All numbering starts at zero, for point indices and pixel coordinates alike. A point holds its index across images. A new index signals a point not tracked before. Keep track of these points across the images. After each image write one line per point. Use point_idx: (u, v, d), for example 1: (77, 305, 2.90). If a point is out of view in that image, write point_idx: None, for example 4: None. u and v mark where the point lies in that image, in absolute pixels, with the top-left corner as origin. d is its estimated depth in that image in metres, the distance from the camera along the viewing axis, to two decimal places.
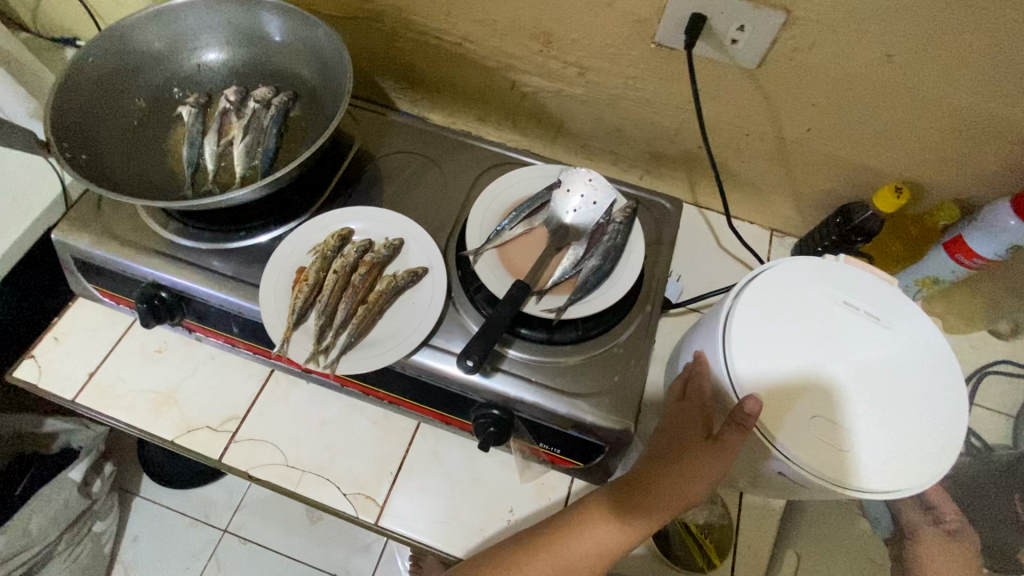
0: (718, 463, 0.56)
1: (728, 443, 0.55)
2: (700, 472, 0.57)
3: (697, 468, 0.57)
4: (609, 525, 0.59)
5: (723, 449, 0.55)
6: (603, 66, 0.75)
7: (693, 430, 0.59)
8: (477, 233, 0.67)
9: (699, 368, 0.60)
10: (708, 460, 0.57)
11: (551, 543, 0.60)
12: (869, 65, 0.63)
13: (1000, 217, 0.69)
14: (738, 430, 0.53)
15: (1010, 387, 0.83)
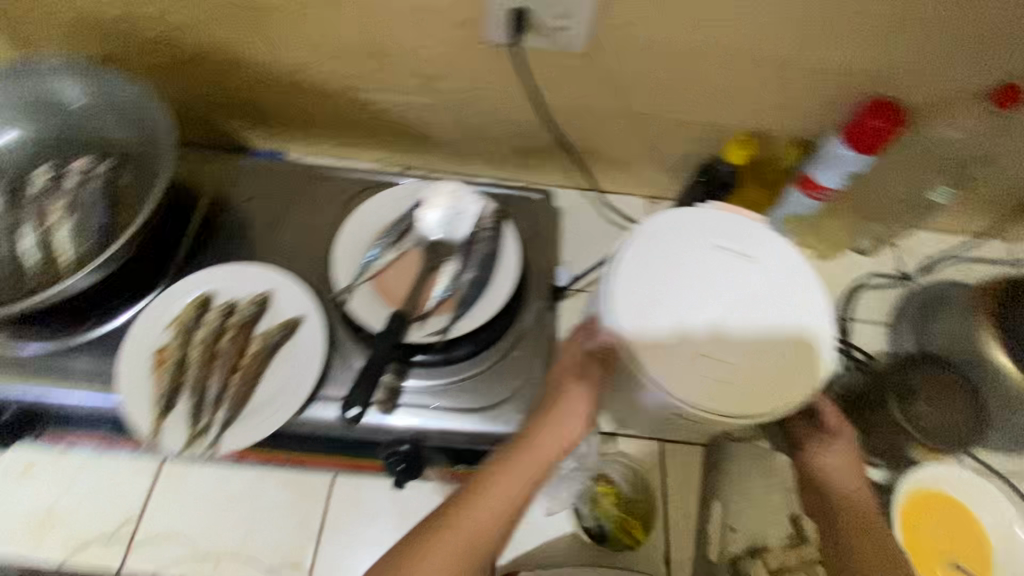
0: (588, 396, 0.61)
1: (597, 377, 0.61)
2: (577, 408, 0.61)
3: (572, 403, 0.61)
4: (512, 472, 0.55)
5: (593, 381, 0.61)
6: (445, 72, 0.74)
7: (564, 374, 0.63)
8: (346, 268, 0.64)
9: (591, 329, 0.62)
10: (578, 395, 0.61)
11: (453, 509, 0.53)
12: (689, 31, 0.64)
13: (836, 151, 0.73)
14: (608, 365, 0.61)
15: (882, 298, 0.90)
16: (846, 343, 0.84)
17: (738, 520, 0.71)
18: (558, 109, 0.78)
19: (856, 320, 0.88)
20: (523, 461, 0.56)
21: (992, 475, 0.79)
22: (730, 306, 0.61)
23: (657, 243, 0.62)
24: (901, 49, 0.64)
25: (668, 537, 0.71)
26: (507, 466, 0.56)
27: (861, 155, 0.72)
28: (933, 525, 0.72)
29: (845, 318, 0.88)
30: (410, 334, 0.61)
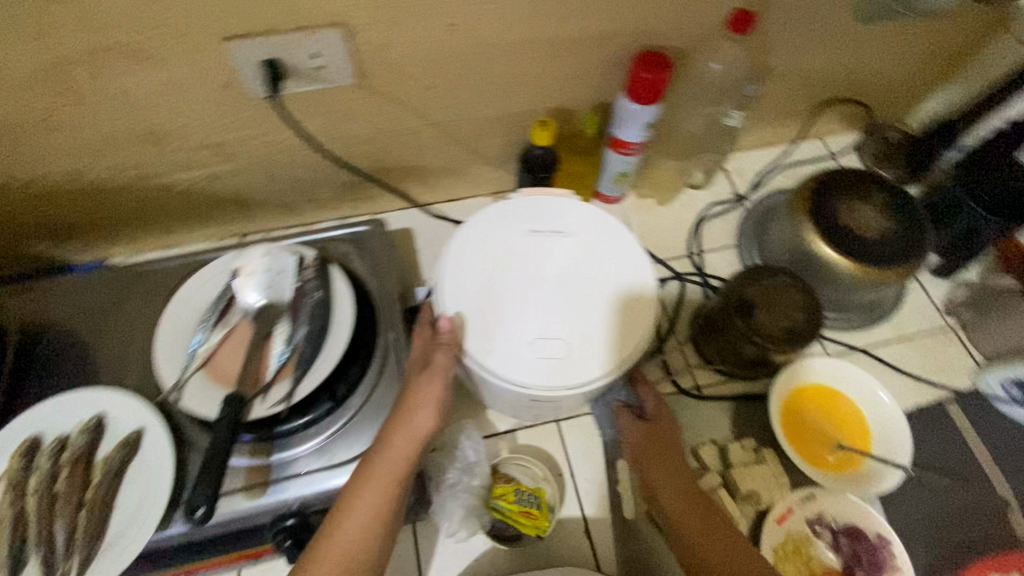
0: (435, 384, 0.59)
1: (439, 363, 0.59)
2: (430, 398, 0.59)
3: (421, 395, 0.59)
4: (375, 481, 0.54)
5: (437, 368, 0.60)
6: (231, 136, 0.72)
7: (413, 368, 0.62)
8: (170, 366, 0.62)
9: (446, 338, 0.60)
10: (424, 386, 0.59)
11: (322, 539, 0.51)
12: (443, 37, 0.66)
13: (627, 110, 0.77)
14: (449, 350, 0.59)
15: (725, 224, 0.97)
16: (702, 275, 0.91)
17: None
18: (361, 138, 0.78)
19: (706, 252, 0.94)
20: (386, 471, 0.55)
21: (855, 351, 0.86)
22: (556, 283, 0.63)
23: (475, 244, 0.64)
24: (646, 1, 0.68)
25: (586, 513, 0.73)
26: (369, 480, 0.54)
27: (649, 107, 0.76)
28: (814, 413, 0.77)
29: (697, 253, 0.93)
30: (254, 411, 0.60)
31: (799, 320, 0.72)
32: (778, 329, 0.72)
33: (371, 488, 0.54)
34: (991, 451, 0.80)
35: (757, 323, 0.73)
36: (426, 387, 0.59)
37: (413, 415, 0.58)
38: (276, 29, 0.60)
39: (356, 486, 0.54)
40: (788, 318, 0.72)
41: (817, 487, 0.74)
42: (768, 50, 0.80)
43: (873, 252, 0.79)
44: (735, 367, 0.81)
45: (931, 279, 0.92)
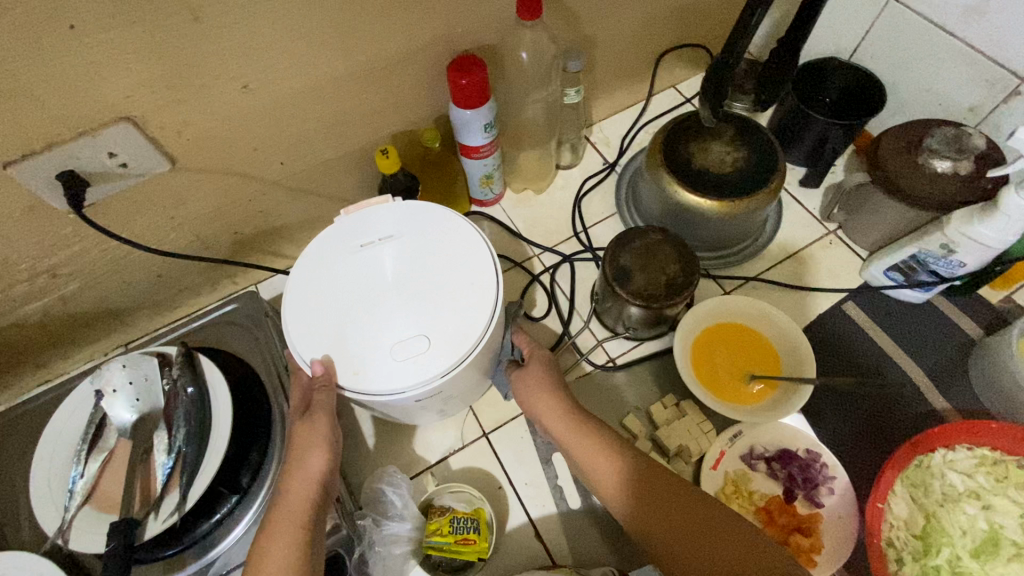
0: (318, 428, 0.60)
1: (320, 405, 0.60)
2: (318, 441, 0.60)
3: (305, 441, 0.60)
4: (280, 537, 0.53)
5: (319, 409, 0.60)
6: (65, 254, 0.69)
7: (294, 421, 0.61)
8: (52, 511, 0.59)
9: (317, 382, 0.60)
10: (306, 435, 0.60)
11: None
12: (242, 99, 0.64)
13: (462, 116, 0.77)
14: (325, 391, 0.60)
15: (602, 195, 0.98)
16: (591, 250, 0.92)
17: None
18: (206, 218, 0.76)
19: (590, 227, 0.95)
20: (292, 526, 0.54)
21: (750, 281, 0.88)
22: (397, 284, 0.64)
23: (308, 278, 0.64)
24: (439, 10, 0.68)
25: (532, 515, 0.73)
26: (274, 538, 0.53)
27: (480, 108, 0.75)
28: (721, 351, 0.80)
29: (583, 231, 0.94)
30: (148, 529, 0.57)
31: (673, 271, 0.73)
32: (654, 284, 0.73)
33: (279, 545, 0.53)
34: (891, 334, 0.83)
35: (634, 285, 0.73)
36: (307, 434, 0.60)
37: (305, 461, 0.59)
38: (62, 139, 0.58)
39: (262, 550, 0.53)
40: (662, 272, 0.73)
41: (742, 421, 0.75)
42: (580, 23, 0.81)
43: (712, 170, 0.82)
44: (639, 330, 0.82)
45: (803, 190, 0.95)
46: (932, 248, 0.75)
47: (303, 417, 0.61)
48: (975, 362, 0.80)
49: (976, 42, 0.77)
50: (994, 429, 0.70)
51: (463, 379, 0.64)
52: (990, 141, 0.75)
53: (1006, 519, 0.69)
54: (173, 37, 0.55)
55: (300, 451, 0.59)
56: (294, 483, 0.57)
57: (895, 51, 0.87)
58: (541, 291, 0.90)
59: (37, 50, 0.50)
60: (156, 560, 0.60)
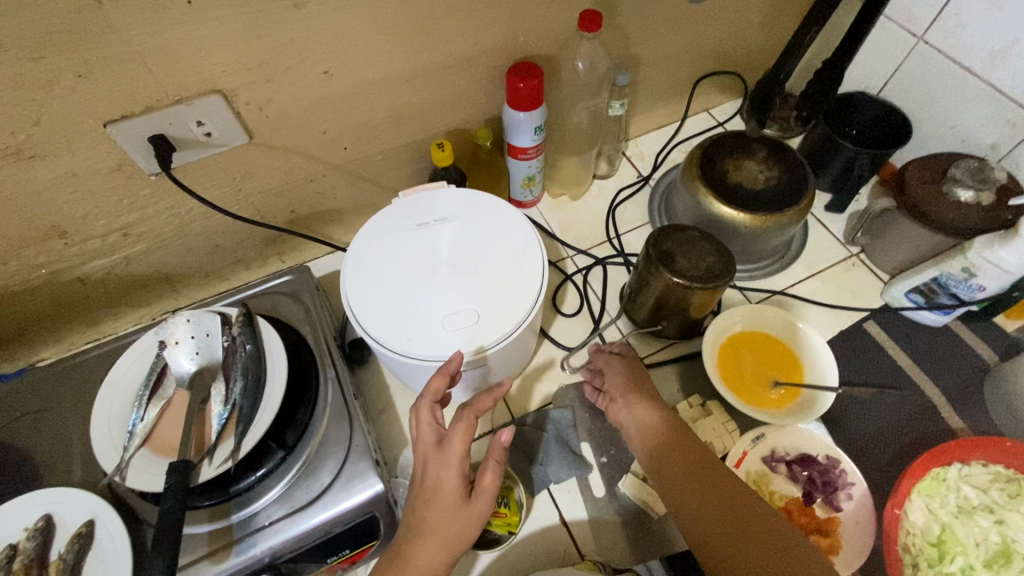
0: (473, 515, 0.55)
1: (487, 490, 0.56)
2: (463, 522, 0.54)
3: (450, 522, 0.54)
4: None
5: (480, 499, 0.55)
6: (139, 214, 0.74)
7: (444, 493, 0.54)
8: (110, 449, 0.62)
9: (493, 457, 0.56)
10: (454, 516, 0.54)
11: None
12: (321, 83, 0.70)
13: (514, 116, 0.82)
14: (493, 470, 0.56)
15: (635, 205, 1.03)
16: (624, 255, 0.96)
17: (608, 448, 0.79)
18: (270, 193, 0.81)
19: (623, 234, 1.00)
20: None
21: (774, 295, 0.92)
22: (450, 264, 0.68)
23: (368, 252, 0.68)
24: (508, 16, 0.73)
25: (557, 500, 0.76)
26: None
27: (533, 111, 0.81)
28: (748, 356, 0.83)
29: (616, 236, 0.99)
30: (202, 474, 0.60)
31: (714, 261, 0.75)
32: (698, 271, 0.74)
33: None
34: (909, 354, 0.87)
35: (680, 269, 0.75)
36: (458, 516, 0.54)
37: (444, 543, 0.53)
38: (158, 104, 0.63)
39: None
40: (703, 260, 0.75)
41: (764, 425, 0.78)
42: (629, 41, 0.87)
43: (745, 189, 0.87)
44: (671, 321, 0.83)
45: (828, 214, 1.00)
46: (954, 271, 0.79)
47: (462, 499, 0.55)
48: (991, 386, 0.83)
49: (1000, 84, 0.82)
50: (1008, 447, 0.73)
51: (505, 356, 0.68)
52: (1011, 177, 0.80)
53: (1019, 534, 0.70)
54: (272, 20, 0.61)
55: (442, 529, 0.53)
56: (429, 550, 0.53)
57: (923, 88, 0.92)
58: (573, 290, 0.94)
59: (155, 20, 0.56)
60: (201, 508, 0.63)
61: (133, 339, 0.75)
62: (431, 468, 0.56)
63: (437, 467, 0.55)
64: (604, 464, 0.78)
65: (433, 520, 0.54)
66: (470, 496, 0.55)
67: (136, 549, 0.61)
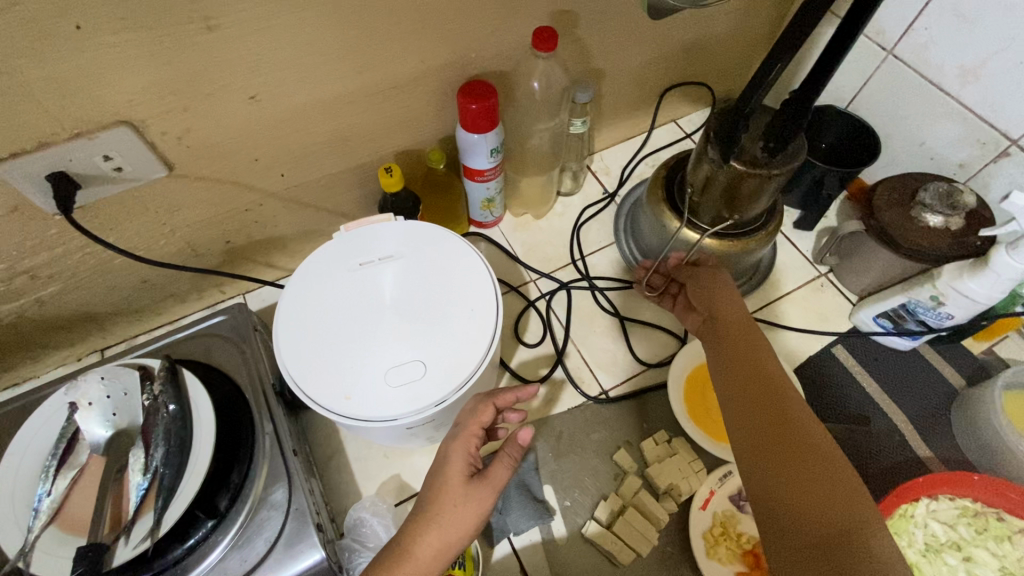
0: (477, 505, 0.53)
1: (495, 480, 0.54)
2: (463, 511, 0.52)
3: (452, 512, 0.53)
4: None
5: (490, 482, 0.54)
6: (48, 254, 0.66)
7: (452, 476, 0.54)
8: (13, 529, 0.55)
9: (509, 449, 0.55)
10: (456, 500, 0.53)
11: None
12: (248, 109, 0.63)
13: (468, 139, 0.76)
14: (505, 463, 0.55)
15: (601, 223, 0.98)
16: (589, 279, 0.92)
17: (570, 492, 0.76)
18: (199, 225, 0.74)
19: (588, 255, 0.95)
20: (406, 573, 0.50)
21: None
22: (395, 309, 0.62)
23: (306, 296, 0.62)
24: (456, 33, 0.67)
25: (516, 548, 0.72)
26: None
27: (488, 133, 0.75)
28: None
29: (580, 258, 0.94)
30: (117, 557, 0.54)
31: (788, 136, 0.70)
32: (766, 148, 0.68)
33: None
34: (877, 381, 0.85)
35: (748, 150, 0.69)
36: (461, 504, 0.53)
37: (442, 534, 0.51)
38: (55, 139, 0.56)
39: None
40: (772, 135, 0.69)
41: (731, 462, 0.75)
42: (590, 54, 0.82)
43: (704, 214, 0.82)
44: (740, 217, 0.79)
45: (797, 232, 0.98)
46: (922, 299, 0.77)
47: (468, 487, 0.53)
48: (957, 411, 0.82)
49: (970, 102, 0.79)
50: (977, 481, 0.71)
51: (453, 409, 0.63)
52: (979, 200, 0.78)
53: (986, 572, 0.70)
54: (183, 45, 0.54)
55: (442, 516, 0.52)
56: (425, 542, 0.51)
57: (892, 103, 0.89)
58: (536, 317, 0.89)
59: (39, 49, 0.48)
60: None
61: (46, 394, 0.68)
62: (447, 451, 0.56)
63: (448, 448, 0.56)
64: (567, 508, 0.75)
65: (435, 506, 0.53)
66: (477, 481, 0.54)
67: None
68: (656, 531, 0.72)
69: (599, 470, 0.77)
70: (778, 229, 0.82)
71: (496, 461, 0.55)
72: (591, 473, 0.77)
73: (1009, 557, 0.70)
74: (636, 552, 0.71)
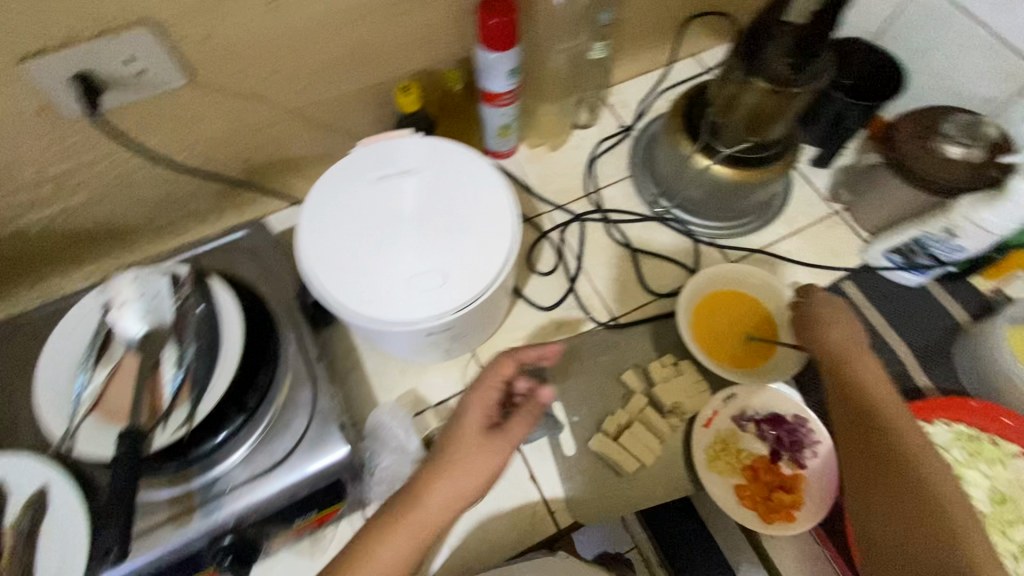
0: (494, 457, 0.55)
1: (513, 436, 0.57)
2: (477, 464, 0.54)
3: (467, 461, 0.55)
4: (395, 528, 0.51)
5: (507, 438, 0.57)
6: (73, 162, 0.67)
7: (470, 427, 0.56)
8: (58, 414, 0.59)
9: (528, 406, 0.59)
10: (474, 452, 0.55)
11: (364, 549, 0.51)
12: (269, 16, 0.62)
13: (485, 58, 0.75)
14: (524, 421, 0.58)
15: (618, 156, 0.97)
16: (603, 211, 0.92)
17: (578, 411, 0.79)
18: (219, 140, 0.74)
19: (603, 188, 0.95)
20: (417, 524, 0.52)
21: (754, 253, 0.90)
22: (415, 219, 0.63)
23: (328, 205, 0.64)
24: None
25: (527, 458, 0.76)
26: (396, 527, 0.51)
27: (507, 52, 0.74)
28: (724, 318, 0.83)
29: (595, 190, 0.94)
30: (156, 442, 0.57)
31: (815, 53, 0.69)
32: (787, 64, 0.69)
33: (398, 537, 0.51)
34: (883, 314, 0.86)
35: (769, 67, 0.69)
36: (478, 455, 0.55)
37: (458, 481, 0.53)
38: (80, 37, 0.56)
39: (380, 528, 0.52)
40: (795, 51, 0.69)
41: (737, 384, 0.77)
42: None
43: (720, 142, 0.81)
44: (761, 140, 0.79)
45: (814, 170, 0.97)
46: (934, 232, 0.78)
47: (485, 437, 0.56)
48: (960, 344, 0.83)
49: (1002, 31, 0.78)
50: (973, 406, 0.74)
51: (470, 318, 0.65)
52: (1003, 132, 0.77)
53: (975, 490, 0.74)
54: None
55: (458, 464, 0.54)
56: (438, 488, 0.53)
57: (922, 35, 0.87)
58: (549, 247, 0.90)
59: None
60: (159, 472, 0.61)
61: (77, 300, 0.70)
62: (464, 406, 0.58)
63: (468, 402, 0.59)
64: (576, 423, 0.78)
65: (452, 457, 0.55)
66: (495, 434, 0.56)
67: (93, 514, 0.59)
68: (660, 444, 0.75)
69: (609, 390, 0.80)
70: (793, 160, 0.81)
71: (515, 418, 0.58)
72: (599, 393, 0.80)
73: (999, 477, 0.74)
74: (640, 463, 0.75)
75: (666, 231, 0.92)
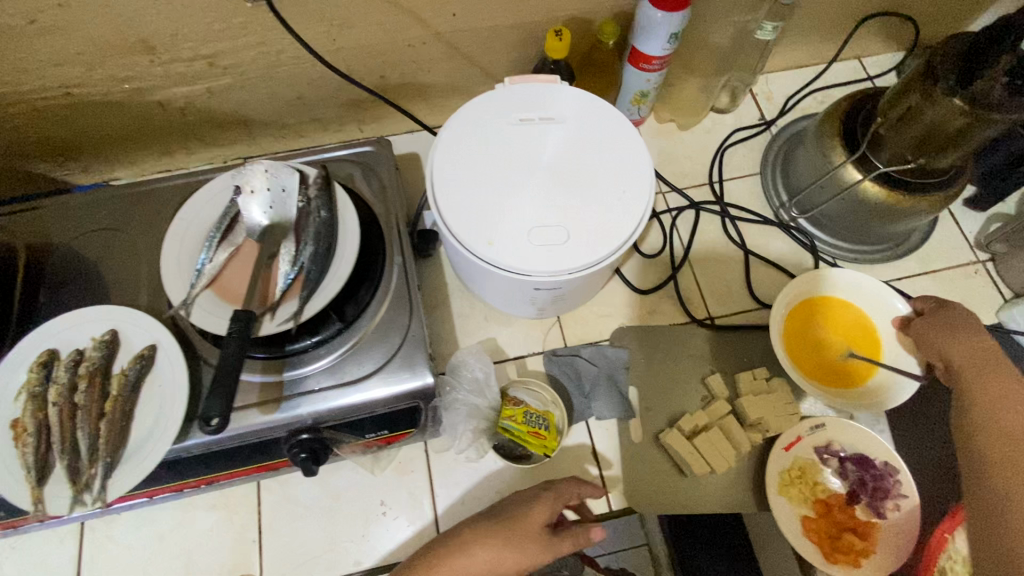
0: (537, 557, 0.55)
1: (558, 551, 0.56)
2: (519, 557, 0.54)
3: (515, 545, 0.55)
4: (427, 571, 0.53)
5: (552, 554, 0.56)
6: (227, 44, 0.68)
7: (531, 521, 0.57)
8: (179, 282, 0.62)
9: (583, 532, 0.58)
10: (525, 541, 0.55)
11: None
12: None
13: (649, 15, 0.71)
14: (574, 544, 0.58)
15: (749, 150, 0.91)
16: (723, 203, 0.87)
17: (652, 400, 0.77)
18: (363, 50, 0.74)
19: (726, 179, 0.90)
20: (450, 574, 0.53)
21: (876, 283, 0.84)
22: (548, 171, 0.61)
23: (466, 138, 0.62)
24: None
25: (592, 433, 0.75)
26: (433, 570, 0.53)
27: (675, 13, 0.69)
28: (824, 334, 0.77)
29: (718, 180, 0.89)
30: (264, 329, 0.60)
31: None
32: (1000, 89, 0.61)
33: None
34: None
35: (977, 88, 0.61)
36: (527, 548, 0.55)
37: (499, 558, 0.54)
38: None
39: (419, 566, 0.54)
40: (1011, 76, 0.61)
41: (828, 416, 0.73)
42: None
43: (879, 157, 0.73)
44: (926, 166, 0.71)
45: (965, 211, 0.88)
46: None
47: (540, 537, 0.56)
48: None
49: None
50: None
51: (577, 283, 0.63)
52: None
53: None
54: None
55: (506, 543, 0.55)
56: (477, 556, 0.54)
57: None
58: (658, 228, 0.86)
59: None
60: (257, 357, 0.63)
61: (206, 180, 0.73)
62: (533, 499, 0.59)
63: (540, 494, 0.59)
64: (647, 412, 0.76)
65: (501, 539, 0.55)
66: (548, 538, 0.56)
67: (191, 381, 0.62)
68: (735, 455, 0.72)
69: (688, 388, 0.78)
70: (957, 193, 0.73)
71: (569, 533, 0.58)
72: (677, 388, 0.78)
73: None
74: (709, 468, 0.72)
75: (784, 239, 0.86)
